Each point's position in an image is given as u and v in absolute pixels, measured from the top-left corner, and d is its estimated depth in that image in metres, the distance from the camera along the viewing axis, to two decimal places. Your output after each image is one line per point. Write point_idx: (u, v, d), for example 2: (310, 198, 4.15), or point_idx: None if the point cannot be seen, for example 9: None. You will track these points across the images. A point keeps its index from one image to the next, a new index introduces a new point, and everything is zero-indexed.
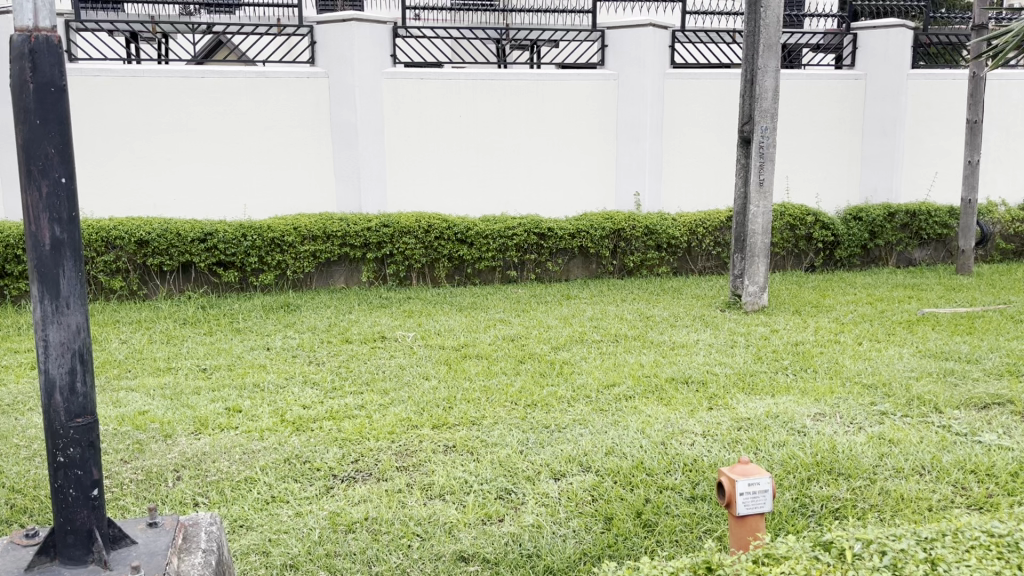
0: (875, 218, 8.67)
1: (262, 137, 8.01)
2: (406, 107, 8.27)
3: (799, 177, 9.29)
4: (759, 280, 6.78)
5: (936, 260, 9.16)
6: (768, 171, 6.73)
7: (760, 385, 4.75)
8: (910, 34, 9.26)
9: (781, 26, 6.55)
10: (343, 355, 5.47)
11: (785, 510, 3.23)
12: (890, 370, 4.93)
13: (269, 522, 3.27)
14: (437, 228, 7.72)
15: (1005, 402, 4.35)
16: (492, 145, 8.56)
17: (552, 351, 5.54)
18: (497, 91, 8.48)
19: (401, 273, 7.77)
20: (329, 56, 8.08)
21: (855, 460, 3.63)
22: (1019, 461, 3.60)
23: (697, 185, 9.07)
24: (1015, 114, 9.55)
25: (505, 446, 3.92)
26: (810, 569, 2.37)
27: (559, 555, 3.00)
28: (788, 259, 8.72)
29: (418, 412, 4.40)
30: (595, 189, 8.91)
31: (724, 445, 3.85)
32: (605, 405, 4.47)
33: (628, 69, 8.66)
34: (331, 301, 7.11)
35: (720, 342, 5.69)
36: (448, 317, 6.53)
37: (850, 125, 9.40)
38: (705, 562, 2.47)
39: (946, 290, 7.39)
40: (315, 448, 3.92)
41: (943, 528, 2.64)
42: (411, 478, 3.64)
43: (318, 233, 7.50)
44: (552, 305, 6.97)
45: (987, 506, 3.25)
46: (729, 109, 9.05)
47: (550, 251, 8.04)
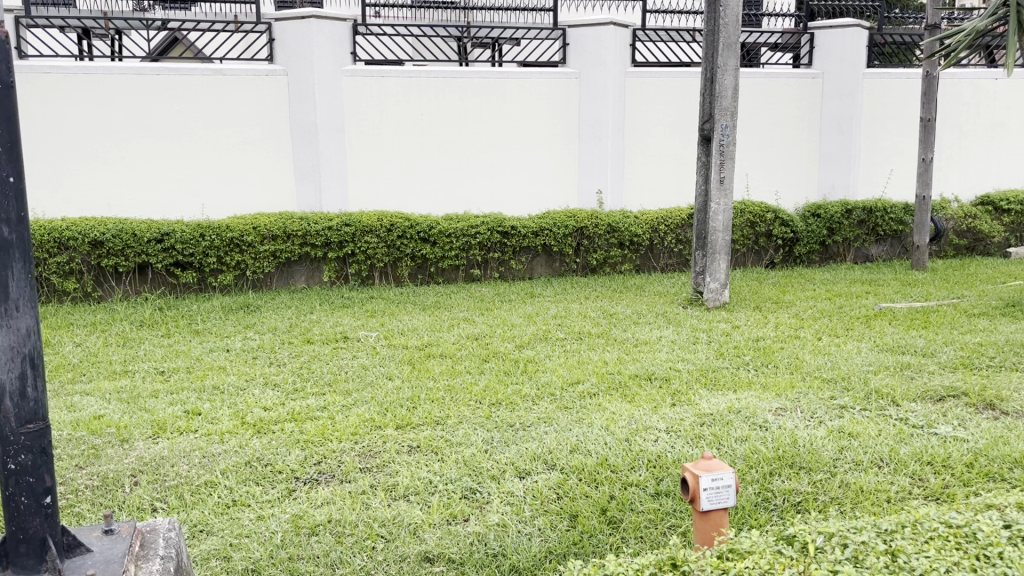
0: (833, 215, 8.78)
1: (219, 136, 7.88)
2: (366, 105, 8.21)
3: (759, 175, 9.40)
4: (721, 277, 6.83)
5: (892, 255, 9.31)
6: (729, 169, 6.79)
7: (722, 380, 4.80)
8: (865, 34, 9.40)
9: (740, 26, 6.61)
10: (305, 356, 5.42)
11: (748, 505, 3.26)
12: (849, 364, 5.00)
13: (230, 526, 3.22)
14: (400, 228, 7.67)
15: (959, 395, 4.44)
16: (454, 143, 8.52)
17: (516, 350, 5.52)
18: (459, 89, 8.45)
19: (363, 272, 7.71)
20: (288, 54, 7.97)
21: (815, 454, 3.67)
22: (975, 452, 3.67)
23: (659, 183, 9.13)
24: (966, 113, 9.75)
25: (470, 446, 3.90)
26: (773, 564, 2.39)
27: (524, 554, 2.99)
28: (749, 255, 8.84)
29: (381, 412, 4.36)
30: (557, 187, 8.92)
31: (687, 441, 3.87)
32: (570, 403, 4.47)
33: (590, 68, 8.68)
34: (292, 301, 7.04)
35: (682, 339, 5.73)
36: (411, 317, 6.48)
37: (807, 123, 9.52)
38: (670, 558, 2.48)
39: (902, 285, 7.53)
40: (277, 451, 3.87)
41: (902, 520, 2.67)
42: (374, 479, 3.60)
43: (278, 232, 7.41)
44: (516, 303, 6.95)
45: (944, 497, 3.31)
46: (689, 108, 9.12)
47: (513, 249, 8.03)
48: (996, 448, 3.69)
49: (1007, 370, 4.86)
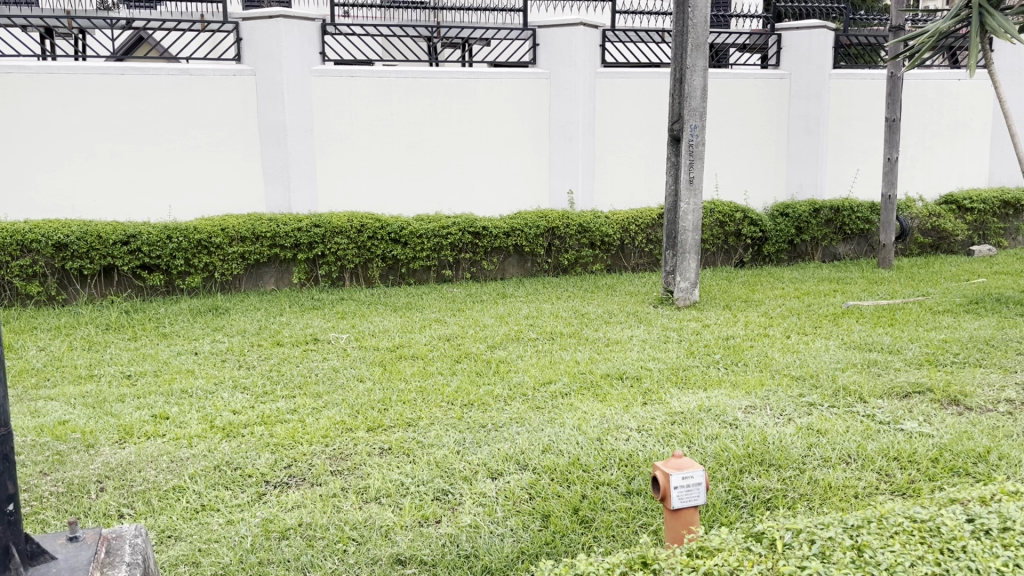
0: (800, 215, 8.88)
1: (186, 137, 7.79)
2: (336, 105, 8.16)
3: (727, 175, 9.48)
4: (691, 277, 6.88)
5: (859, 254, 9.44)
6: (698, 169, 6.83)
7: (693, 378, 4.83)
8: (831, 35, 9.51)
9: (708, 26, 6.66)
10: (274, 358, 5.37)
11: (718, 502, 3.28)
12: (817, 362, 5.06)
13: (199, 531, 3.19)
14: (370, 228, 7.63)
15: (925, 391, 4.51)
16: (425, 144, 8.50)
17: (488, 350, 5.52)
18: (429, 89, 8.42)
19: (334, 273, 7.67)
20: (256, 54, 7.90)
21: (784, 451, 3.71)
22: (940, 447, 3.72)
23: (629, 183, 9.17)
24: (930, 113, 9.90)
25: (442, 447, 3.89)
26: (742, 561, 2.41)
27: (496, 555, 2.98)
28: (718, 255, 8.91)
29: (352, 414, 4.34)
30: (528, 188, 8.93)
31: (659, 440, 3.89)
32: (542, 403, 4.48)
33: (560, 68, 8.69)
34: (261, 303, 6.99)
35: (653, 338, 5.76)
36: (383, 318, 6.46)
37: (775, 124, 9.61)
38: (640, 557, 2.49)
39: (868, 283, 7.64)
40: (247, 454, 3.84)
41: (868, 515, 2.71)
42: (345, 482, 3.58)
43: (246, 234, 7.34)
44: (488, 304, 6.95)
45: (910, 492, 3.36)
46: (659, 108, 9.17)
47: (484, 250, 8.02)
48: (961, 443, 3.75)
49: (970, 366, 4.94)
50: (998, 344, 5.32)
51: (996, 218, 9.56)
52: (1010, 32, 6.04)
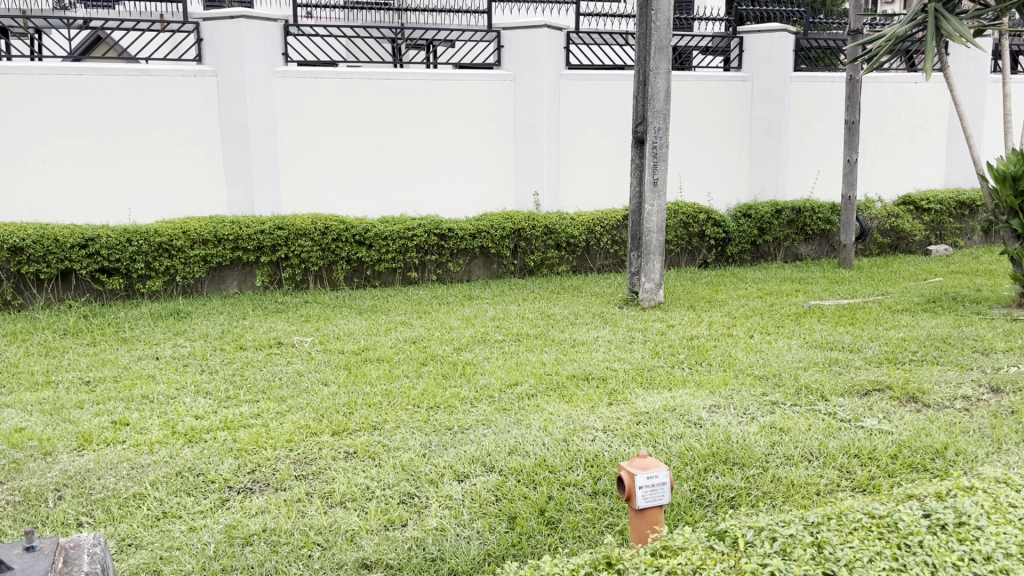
0: (763, 215, 8.99)
1: (145, 139, 7.68)
2: (299, 106, 8.10)
3: (691, 176, 9.56)
4: (655, 277, 6.93)
5: (820, 254, 9.58)
6: (662, 171, 6.88)
7: (658, 379, 4.87)
8: (792, 38, 9.63)
9: (671, 29, 6.71)
10: (237, 363, 5.31)
11: (683, 502, 3.31)
12: (779, 361, 5.12)
13: (160, 539, 3.14)
14: (335, 230, 7.58)
15: (884, 388, 4.59)
16: (390, 145, 8.46)
17: (455, 352, 5.52)
18: (394, 91, 8.39)
19: (298, 276, 7.60)
20: (217, 54, 7.80)
21: (748, 449, 3.75)
22: (899, 444, 3.79)
23: (594, 185, 9.22)
24: (889, 115, 10.08)
25: (408, 450, 3.88)
26: (705, 559, 2.44)
27: (463, 557, 2.98)
28: (682, 256, 8.98)
29: (317, 418, 4.30)
30: (493, 189, 8.93)
31: (624, 440, 3.91)
32: (508, 405, 4.48)
33: (524, 70, 8.71)
34: (224, 307, 6.90)
35: (619, 338, 5.80)
36: (349, 321, 6.42)
37: (737, 126, 9.71)
38: (605, 557, 2.50)
39: (830, 283, 7.75)
40: (210, 460, 3.79)
41: (828, 512, 2.75)
42: (310, 486, 3.55)
43: (208, 236, 7.25)
44: (454, 306, 6.93)
45: (870, 488, 3.42)
46: (623, 110, 9.22)
47: (450, 252, 8.00)
48: (919, 439, 3.82)
49: (928, 364, 5.04)
50: (954, 342, 5.43)
51: (952, 218, 9.76)
52: (964, 36, 6.16)
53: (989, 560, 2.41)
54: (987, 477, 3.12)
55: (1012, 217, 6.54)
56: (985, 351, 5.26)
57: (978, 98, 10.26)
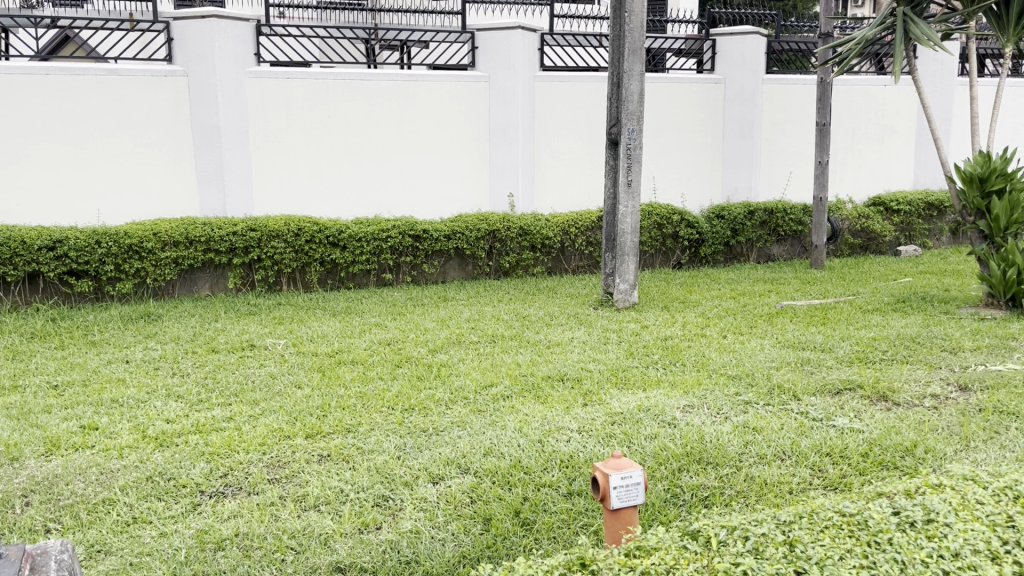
0: (736, 217, 9.06)
1: (115, 139, 7.58)
2: (272, 107, 8.05)
3: (665, 178, 9.61)
4: (630, 278, 6.95)
5: (792, 255, 9.66)
6: (636, 172, 6.91)
7: (632, 379, 4.88)
8: (763, 41, 9.71)
9: (644, 31, 6.74)
10: (209, 366, 5.25)
11: (657, 502, 3.32)
12: (752, 361, 5.16)
13: (130, 545, 3.10)
14: (308, 232, 7.54)
15: (856, 387, 4.64)
16: (363, 146, 8.42)
17: (430, 354, 5.50)
18: (367, 91, 8.35)
19: (270, 278, 7.54)
20: (187, 54, 7.72)
21: (722, 449, 3.77)
22: (870, 443, 3.83)
23: (569, 186, 9.24)
24: (859, 117, 10.20)
25: (383, 453, 3.86)
26: (678, 559, 2.45)
27: (437, 560, 2.97)
28: (657, 257, 9.02)
29: (290, 421, 4.27)
30: (468, 190, 8.91)
31: (599, 440, 3.92)
32: (483, 406, 4.48)
33: (499, 72, 8.71)
34: (195, 309, 6.84)
35: (594, 339, 5.81)
36: (322, 323, 6.37)
37: (710, 128, 9.78)
38: (579, 557, 2.50)
39: (802, 283, 7.82)
40: (181, 464, 3.75)
41: (800, 511, 2.77)
42: (283, 490, 3.53)
43: (180, 238, 7.18)
44: (429, 307, 6.91)
45: (841, 486, 3.45)
46: (597, 112, 9.26)
47: (424, 253, 7.97)
48: (889, 437, 3.87)
49: (898, 363, 5.10)
50: (924, 341, 5.51)
51: (921, 219, 9.91)
52: (933, 41, 6.25)
53: (957, 557, 2.45)
54: (955, 474, 3.17)
55: (979, 218, 6.65)
56: (954, 350, 5.33)
57: (946, 101, 10.42)
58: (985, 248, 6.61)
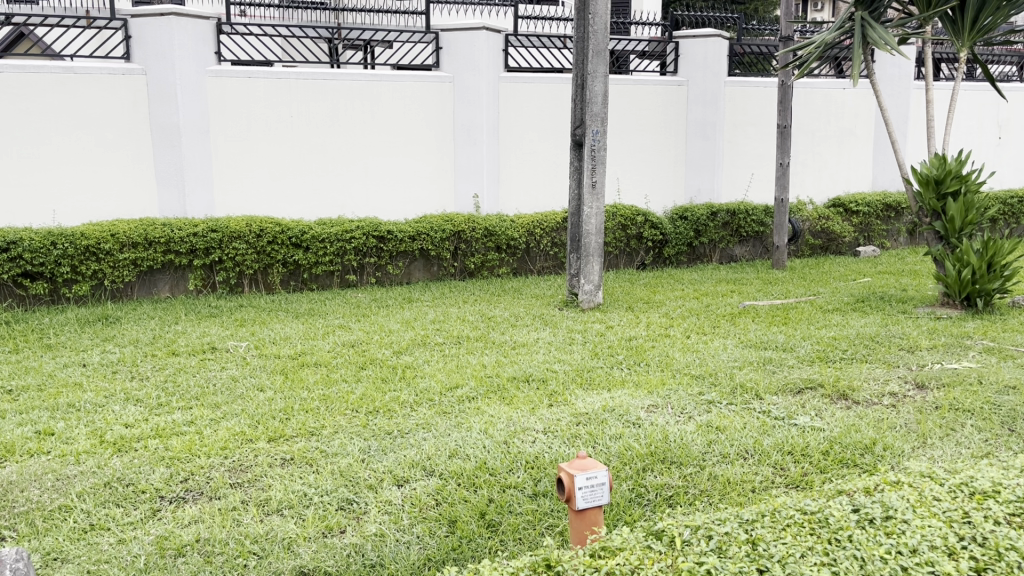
0: (698, 218, 9.14)
1: (71, 138, 7.43)
2: (233, 107, 7.95)
3: (629, 179, 9.67)
4: (594, 279, 6.98)
5: (754, 255, 9.76)
6: (600, 173, 6.93)
7: (597, 379, 4.90)
8: (725, 43, 9.81)
9: (608, 33, 6.77)
10: (169, 369, 5.17)
11: (622, 502, 3.33)
12: (715, 361, 5.21)
13: (87, 552, 3.04)
14: (270, 233, 7.46)
15: (816, 386, 4.71)
16: (326, 146, 8.35)
17: (394, 355, 5.47)
18: (330, 91, 8.29)
19: (232, 279, 7.45)
20: (146, 52, 7.59)
21: (685, 448, 3.80)
22: (830, 441, 3.88)
23: (533, 187, 9.26)
24: (819, 120, 10.34)
25: (347, 456, 3.83)
26: (642, 559, 2.46)
27: (402, 563, 2.95)
28: (621, 258, 9.06)
29: (252, 425, 4.22)
30: (433, 191, 8.88)
31: (564, 441, 3.93)
32: (449, 407, 4.47)
33: (463, 72, 8.69)
34: (155, 311, 6.74)
35: (559, 340, 5.83)
36: (285, 325, 6.30)
37: (673, 129, 9.86)
38: (544, 559, 2.50)
39: (764, 284, 7.91)
40: (140, 470, 3.68)
41: (762, 509, 2.80)
42: (246, 494, 3.48)
43: (138, 240, 7.07)
44: (394, 309, 6.89)
45: (802, 484, 3.50)
46: (561, 113, 9.28)
47: (389, 254, 7.93)
48: (849, 435, 3.93)
49: (857, 362, 5.18)
50: (882, 341, 5.59)
51: (879, 220, 10.08)
52: (890, 45, 6.35)
53: (915, 553, 2.49)
54: (912, 471, 3.22)
55: (935, 219, 6.76)
56: (911, 349, 5.43)
57: (903, 104, 10.61)
58: (941, 248, 6.72)
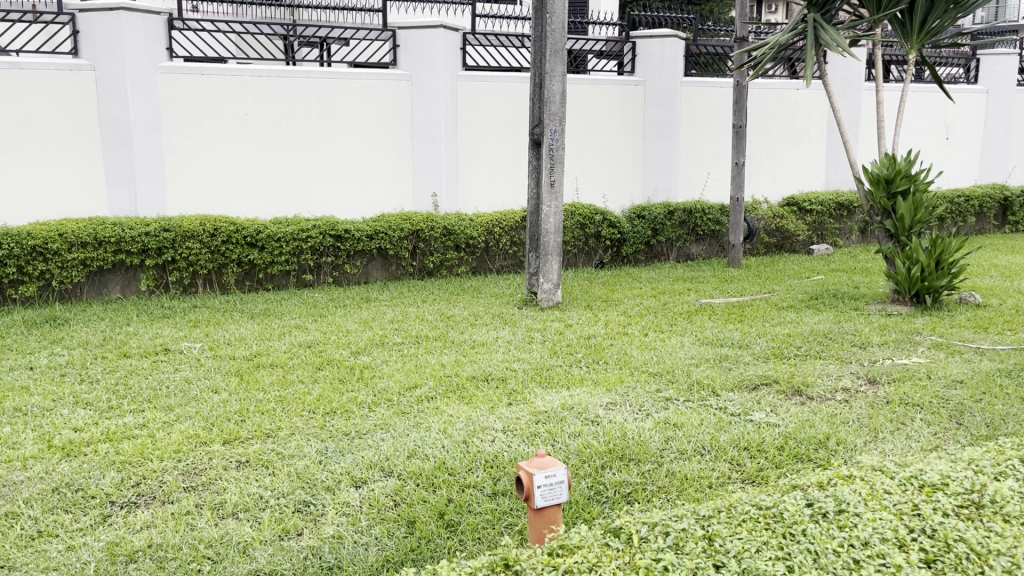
0: (656, 217, 9.22)
1: (17, 136, 7.24)
2: (185, 105, 7.81)
3: (587, 178, 9.71)
4: (553, 278, 6.99)
5: (710, 254, 9.87)
6: (558, 172, 6.95)
7: (556, 377, 4.92)
8: (682, 44, 9.89)
9: (565, 33, 6.79)
10: (120, 371, 5.06)
11: (581, 499, 3.34)
12: (673, 358, 5.25)
13: (35, 560, 2.96)
14: (224, 233, 7.34)
15: (771, 382, 4.77)
16: (282, 145, 8.26)
17: (352, 355, 5.43)
18: (286, 89, 8.19)
19: (185, 280, 7.32)
20: (94, 47, 7.41)
21: (643, 445, 3.82)
22: (785, 436, 3.94)
23: (492, 186, 9.25)
24: (773, 120, 10.49)
25: (303, 457, 3.78)
26: (601, 557, 2.46)
27: (360, 565, 2.92)
28: (579, 256, 9.09)
29: (207, 427, 4.14)
30: (391, 190, 8.82)
31: (523, 440, 3.93)
32: (407, 407, 4.44)
33: (421, 71, 8.65)
34: (106, 312, 6.59)
35: (518, 339, 5.82)
36: (239, 326, 6.22)
37: (630, 129, 9.91)
38: (503, 558, 2.50)
39: (720, 282, 8.00)
40: (89, 474, 3.60)
41: (719, 505, 2.83)
42: (200, 498, 3.42)
43: (87, 239, 6.91)
44: (352, 308, 6.83)
45: (758, 479, 3.54)
46: (519, 112, 9.29)
47: (346, 253, 7.86)
48: (803, 430, 3.99)
49: (811, 358, 5.26)
50: (835, 337, 5.69)
51: (832, 219, 10.26)
52: (842, 46, 6.44)
53: (867, 546, 2.53)
54: (864, 465, 3.28)
55: (885, 218, 6.90)
56: (863, 345, 5.53)
57: (854, 105, 10.81)
58: (891, 246, 6.85)
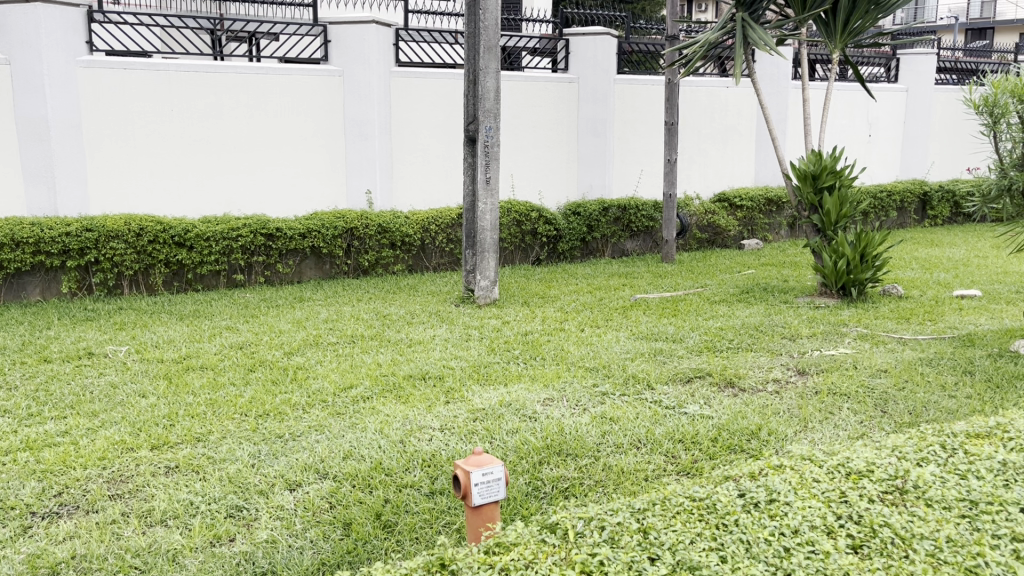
0: (591, 213, 9.28)
1: None
2: (106, 100, 7.55)
3: (522, 175, 9.74)
4: (490, 275, 6.98)
5: (645, 249, 9.99)
6: (494, 169, 6.94)
7: (493, 375, 4.90)
8: (614, 42, 9.97)
9: (499, 29, 6.78)
10: (40, 377, 4.87)
11: (519, 496, 3.34)
12: (609, 353, 5.29)
13: None
14: (150, 232, 7.13)
15: (704, 375, 4.85)
16: (211, 142, 8.06)
17: (285, 356, 5.32)
18: (214, 85, 7.99)
19: (109, 281, 7.10)
20: (10, 40, 7.13)
21: (580, 440, 3.84)
22: (719, 427, 4.00)
23: (427, 183, 9.19)
24: (704, 117, 10.66)
25: (235, 461, 3.69)
26: (536, 554, 2.46)
27: (294, 569, 2.87)
28: (516, 253, 9.12)
29: (133, 433, 4.01)
30: (324, 187, 8.69)
31: (461, 438, 3.92)
32: (342, 409, 4.36)
33: (353, 66, 8.55)
34: (24, 316, 6.35)
35: (455, 337, 5.78)
36: (167, 327, 6.05)
37: (565, 126, 9.96)
38: (438, 558, 2.47)
39: (654, 277, 8.09)
40: (8, 485, 3.45)
41: (653, 498, 2.85)
42: (126, 506, 3.31)
43: (4, 240, 6.65)
44: (284, 309, 6.69)
45: (693, 471, 3.59)
46: (453, 109, 9.25)
47: (278, 252, 7.72)
48: (736, 422, 4.06)
49: (743, 351, 5.36)
50: (766, 330, 5.81)
51: (761, 214, 10.48)
52: (769, 45, 6.57)
53: (797, 533, 2.59)
54: (794, 455, 3.35)
55: (813, 212, 7.07)
56: (793, 337, 5.66)
57: (781, 102, 11.06)
58: (818, 240, 7.02)
